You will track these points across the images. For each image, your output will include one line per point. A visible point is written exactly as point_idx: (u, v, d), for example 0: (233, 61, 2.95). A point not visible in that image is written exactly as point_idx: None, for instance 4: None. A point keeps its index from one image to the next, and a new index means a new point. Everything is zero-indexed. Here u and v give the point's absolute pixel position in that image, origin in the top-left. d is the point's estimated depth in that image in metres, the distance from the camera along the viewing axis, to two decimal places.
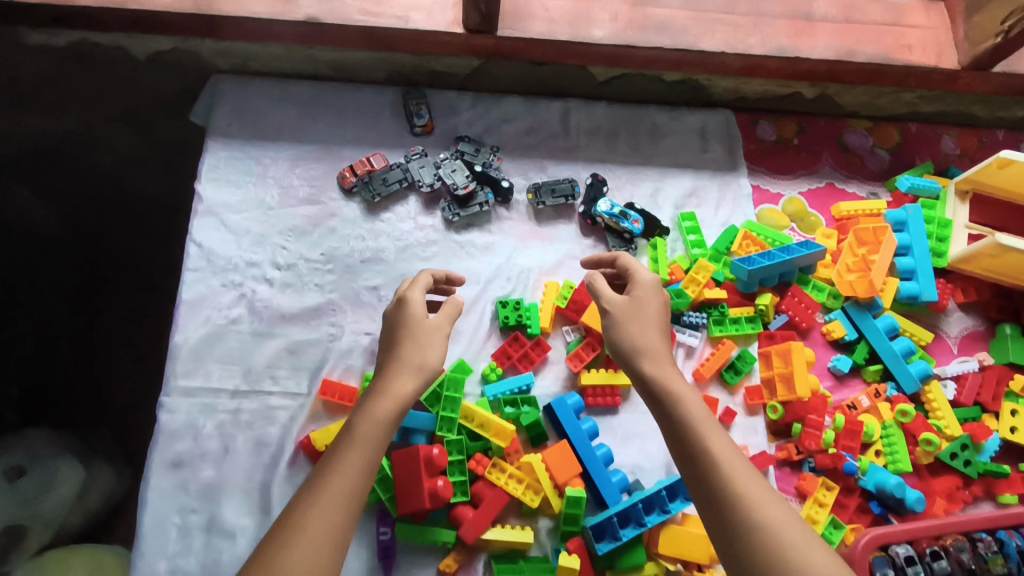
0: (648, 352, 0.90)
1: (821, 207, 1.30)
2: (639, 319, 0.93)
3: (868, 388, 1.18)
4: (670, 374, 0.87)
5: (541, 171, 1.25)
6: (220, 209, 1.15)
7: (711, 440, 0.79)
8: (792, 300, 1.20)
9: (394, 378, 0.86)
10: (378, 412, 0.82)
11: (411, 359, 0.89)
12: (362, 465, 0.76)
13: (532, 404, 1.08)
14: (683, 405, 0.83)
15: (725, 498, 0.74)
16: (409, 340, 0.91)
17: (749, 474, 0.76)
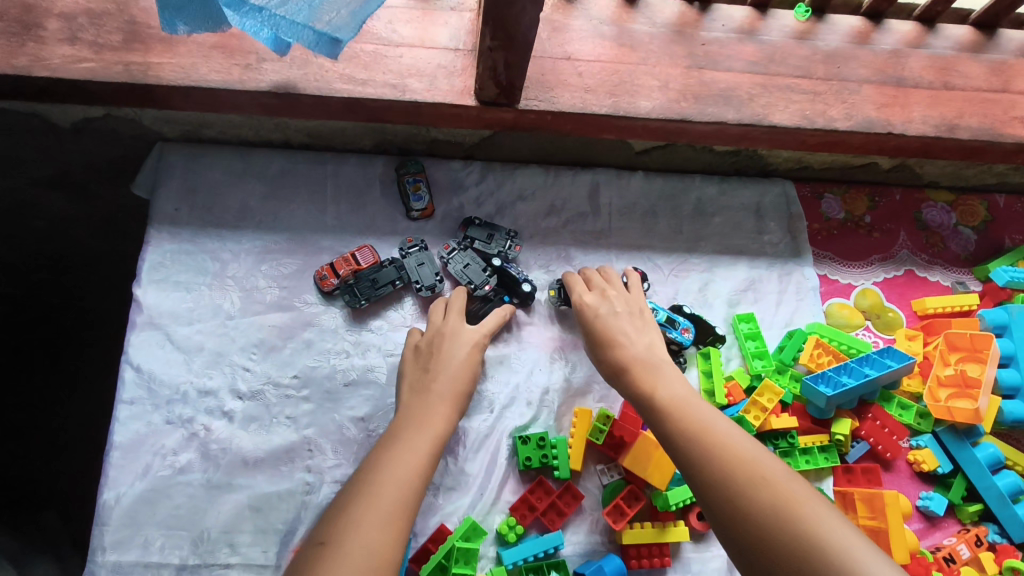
0: (638, 356, 0.83)
1: (899, 299, 1.09)
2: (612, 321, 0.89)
3: (964, 531, 0.96)
4: (661, 374, 0.79)
5: (566, 262, 1.02)
6: (164, 320, 0.91)
7: (706, 427, 0.69)
8: (873, 425, 0.98)
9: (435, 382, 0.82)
10: (423, 424, 0.76)
11: (451, 374, 0.83)
12: (411, 479, 0.68)
13: (561, 570, 0.85)
14: (675, 403, 0.74)
15: (727, 485, 0.62)
16: (448, 361, 0.85)
17: (754, 451, 0.65)
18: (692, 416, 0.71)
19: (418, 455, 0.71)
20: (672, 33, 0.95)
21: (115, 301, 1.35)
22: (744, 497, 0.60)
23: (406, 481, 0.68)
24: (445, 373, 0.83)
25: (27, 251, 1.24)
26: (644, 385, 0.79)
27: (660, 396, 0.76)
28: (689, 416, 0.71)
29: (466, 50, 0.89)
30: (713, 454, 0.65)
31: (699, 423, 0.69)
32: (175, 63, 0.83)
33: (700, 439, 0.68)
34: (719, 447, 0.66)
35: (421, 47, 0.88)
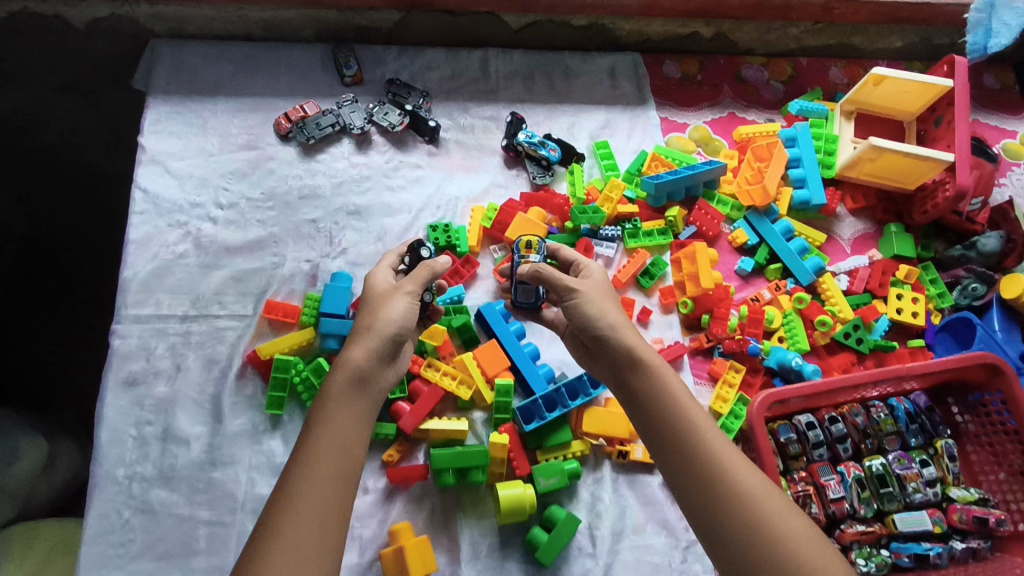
0: (622, 332, 0.93)
1: (724, 132, 1.42)
2: (595, 301, 0.96)
3: (770, 284, 1.29)
4: (660, 366, 0.91)
5: (464, 112, 1.37)
6: (163, 157, 1.25)
7: (702, 428, 0.85)
8: (699, 213, 1.31)
9: (353, 346, 0.91)
10: (339, 385, 0.88)
11: (379, 323, 0.94)
12: (344, 429, 0.84)
13: (463, 312, 1.18)
14: (674, 399, 0.88)
15: (723, 485, 0.80)
16: (379, 320, 0.94)
17: (741, 461, 0.83)
18: (692, 418, 0.86)
19: (345, 407, 0.86)
20: None
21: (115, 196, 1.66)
22: (739, 500, 0.79)
23: (336, 432, 0.83)
24: (369, 320, 0.94)
25: (51, 150, 1.55)
26: (645, 371, 0.90)
27: (658, 392, 0.89)
28: (688, 418, 0.86)
29: None
30: (715, 463, 0.82)
31: (700, 427, 0.85)
32: None
33: (700, 440, 0.84)
34: (717, 454, 0.83)
35: None
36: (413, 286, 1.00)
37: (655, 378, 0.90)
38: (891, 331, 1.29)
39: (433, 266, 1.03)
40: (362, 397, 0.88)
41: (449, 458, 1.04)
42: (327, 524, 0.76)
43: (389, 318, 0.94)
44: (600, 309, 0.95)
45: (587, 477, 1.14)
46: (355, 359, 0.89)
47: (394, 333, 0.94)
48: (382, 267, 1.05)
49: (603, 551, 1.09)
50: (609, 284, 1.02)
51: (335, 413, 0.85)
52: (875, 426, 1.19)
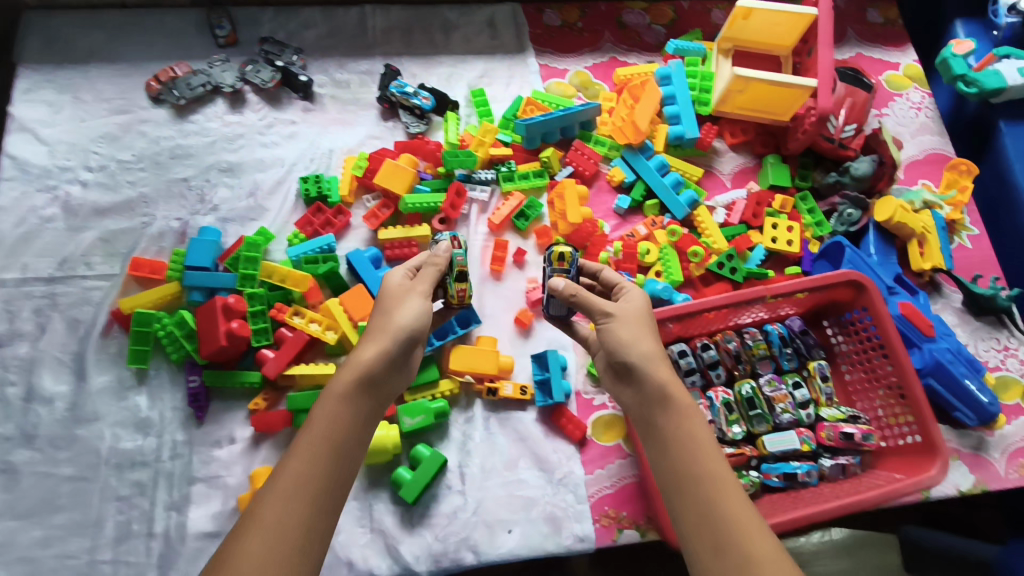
0: (652, 362, 0.84)
1: (605, 76, 1.43)
2: (635, 326, 0.88)
3: (648, 220, 1.29)
4: (687, 408, 0.83)
5: (340, 67, 1.37)
6: (32, 125, 1.25)
7: (716, 480, 0.76)
8: (575, 153, 1.32)
9: (363, 343, 0.85)
10: (342, 383, 0.81)
11: (392, 324, 0.86)
12: (334, 443, 0.77)
13: (332, 260, 1.18)
14: (693, 441, 0.80)
15: (722, 544, 0.72)
16: (391, 323, 0.86)
17: (755, 521, 0.73)
18: (708, 467, 0.78)
19: (334, 420, 0.78)
20: None
21: None
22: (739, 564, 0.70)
23: (322, 447, 0.76)
24: (377, 324, 0.87)
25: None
26: (676, 406, 0.82)
27: (683, 436, 0.80)
28: (702, 470, 0.77)
29: None
30: (733, 515, 0.73)
31: (716, 478, 0.76)
32: None
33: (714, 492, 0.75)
34: (728, 513, 0.74)
35: None
36: (427, 287, 0.93)
37: (678, 416, 0.82)
38: (767, 261, 1.29)
39: (439, 262, 0.97)
40: (360, 409, 0.80)
41: (306, 401, 1.04)
42: (291, 552, 0.68)
43: (401, 322, 0.86)
44: (633, 338, 0.86)
45: (458, 416, 1.14)
46: (360, 366, 0.82)
47: (403, 344, 0.86)
48: (403, 264, 0.97)
49: (472, 489, 1.10)
50: (650, 309, 0.92)
51: (325, 426, 0.78)
52: (747, 352, 1.20)
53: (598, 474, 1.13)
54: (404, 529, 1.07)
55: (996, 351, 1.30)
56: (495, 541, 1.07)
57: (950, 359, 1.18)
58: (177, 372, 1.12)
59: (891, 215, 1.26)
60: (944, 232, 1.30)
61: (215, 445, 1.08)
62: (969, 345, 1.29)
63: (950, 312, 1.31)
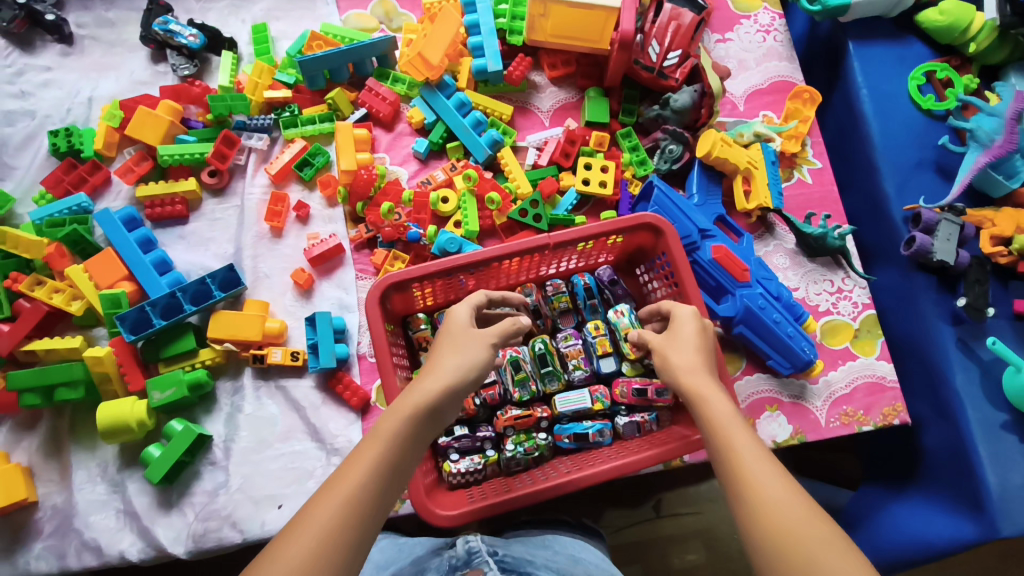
0: (687, 373, 0.73)
1: (413, 6, 1.28)
2: (674, 340, 0.78)
3: (451, 165, 1.17)
4: (706, 393, 0.71)
5: (103, 4, 1.21)
6: None
7: (754, 479, 0.61)
8: (367, 93, 1.18)
9: (424, 377, 0.70)
10: (403, 412, 0.66)
11: (456, 358, 0.72)
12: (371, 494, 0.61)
13: (81, 223, 1.06)
14: (724, 439, 0.66)
15: (778, 539, 0.57)
16: (460, 357, 0.72)
17: (801, 504, 0.59)
18: (741, 461, 0.63)
19: (381, 460, 0.63)
20: None
21: None
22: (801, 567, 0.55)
23: (343, 507, 0.59)
24: (445, 358, 0.72)
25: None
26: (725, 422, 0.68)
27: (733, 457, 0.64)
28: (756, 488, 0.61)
29: None
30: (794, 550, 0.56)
31: (748, 476, 0.62)
32: None
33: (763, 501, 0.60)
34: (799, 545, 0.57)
35: None
36: (498, 337, 0.76)
37: (696, 410, 0.70)
38: (582, 206, 1.19)
39: (518, 323, 0.79)
40: (416, 440, 0.66)
41: (28, 378, 0.95)
42: None
43: (463, 361, 0.72)
44: (666, 359, 0.76)
45: (226, 387, 1.05)
46: (420, 396, 0.68)
47: (470, 379, 0.71)
48: (470, 302, 0.83)
49: (235, 466, 1.01)
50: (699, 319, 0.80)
51: (362, 473, 0.61)
52: (548, 306, 1.10)
53: None
54: (160, 510, 0.98)
55: (828, 293, 1.18)
56: (261, 517, 0.98)
57: (762, 305, 1.08)
58: None
59: (710, 148, 1.14)
60: (774, 168, 1.19)
61: None
62: (798, 289, 1.19)
63: (782, 255, 1.20)
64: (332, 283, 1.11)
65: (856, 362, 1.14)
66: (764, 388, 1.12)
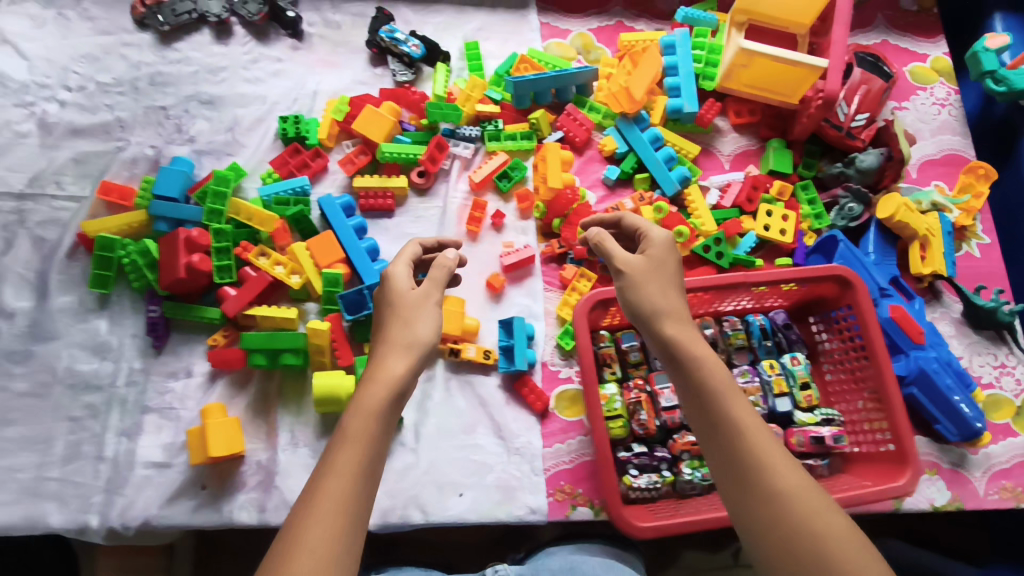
0: (666, 311, 0.80)
1: (609, 41, 1.36)
2: (657, 277, 0.83)
3: (636, 195, 1.25)
4: (687, 337, 0.78)
5: (332, 7, 1.31)
6: (14, 38, 1.22)
7: (725, 405, 0.72)
8: (566, 118, 1.27)
9: (382, 360, 0.77)
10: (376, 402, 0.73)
11: (416, 338, 0.80)
12: (367, 467, 0.69)
13: (303, 203, 1.15)
14: (701, 369, 0.75)
15: (746, 461, 0.68)
16: (426, 334, 0.81)
17: (766, 435, 0.71)
18: (713, 388, 0.74)
19: (366, 445, 0.69)
20: None
21: None
22: (761, 479, 0.67)
23: (347, 479, 0.67)
24: (393, 333, 0.80)
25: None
26: (698, 359, 0.76)
27: (705, 384, 0.74)
28: (724, 414, 0.72)
29: None
30: (755, 461, 0.68)
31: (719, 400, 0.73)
32: None
33: (726, 423, 0.71)
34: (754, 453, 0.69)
35: None
36: (441, 294, 0.85)
37: (674, 348, 0.78)
38: (758, 249, 1.24)
39: (450, 264, 0.87)
40: (385, 407, 0.73)
41: (260, 340, 1.03)
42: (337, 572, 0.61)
43: (422, 337, 0.80)
44: (647, 296, 0.81)
45: (419, 374, 1.12)
46: (388, 397, 0.74)
47: (433, 360, 0.78)
48: (406, 257, 0.90)
49: (425, 449, 1.08)
50: (675, 251, 0.86)
51: (355, 456, 0.69)
52: (724, 341, 1.16)
53: (557, 446, 1.10)
54: None
55: (991, 366, 1.20)
56: (445, 502, 1.05)
57: (937, 369, 1.11)
58: (141, 303, 1.10)
59: (893, 212, 1.18)
60: (950, 237, 1.23)
61: (172, 376, 1.08)
62: (962, 358, 1.21)
63: (948, 322, 1.23)
64: (521, 290, 1.18)
65: (1017, 439, 1.16)
66: (926, 451, 1.14)
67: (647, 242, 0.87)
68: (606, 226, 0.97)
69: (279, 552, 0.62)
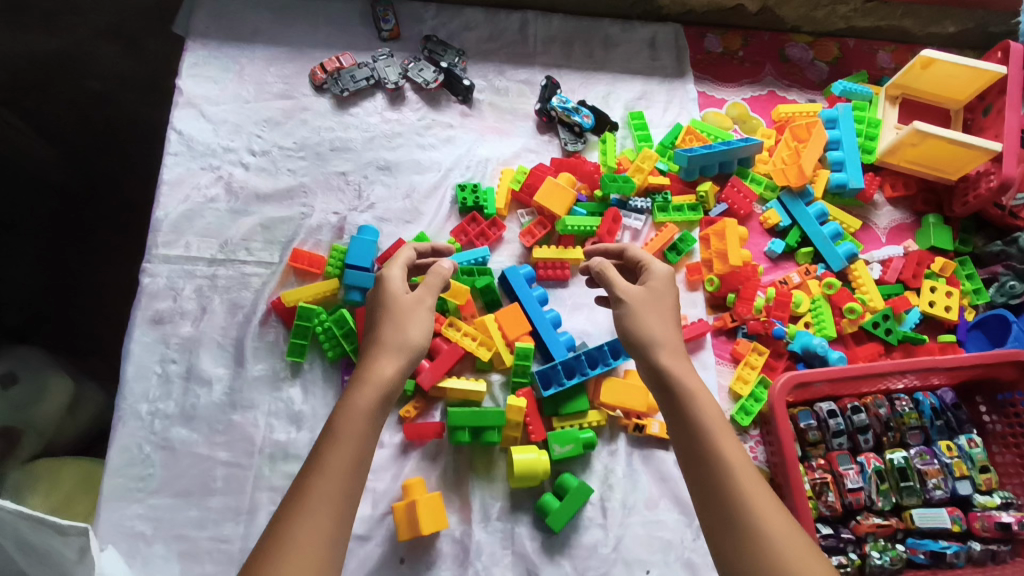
0: (659, 340, 0.93)
1: (763, 111, 1.40)
2: (651, 305, 0.97)
3: (800, 268, 1.27)
4: (676, 363, 0.91)
5: (499, 74, 1.34)
6: (199, 102, 1.24)
7: (705, 430, 0.85)
8: (731, 190, 1.29)
9: (375, 365, 0.91)
10: (363, 405, 0.86)
11: (403, 342, 0.93)
12: (350, 460, 0.82)
13: (486, 273, 1.16)
14: (685, 397, 0.88)
15: (722, 486, 0.80)
16: (388, 339, 0.94)
17: (745, 467, 0.82)
18: (695, 414, 0.86)
19: (355, 444, 0.83)
20: None
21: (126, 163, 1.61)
22: (729, 501, 0.79)
23: (340, 466, 0.81)
24: (387, 340, 0.94)
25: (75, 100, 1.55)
26: (687, 388, 0.89)
27: (686, 409, 0.87)
28: (708, 442, 0.84)
29: None
30: (730, 486, 0.80)
31: (701, 426, 0.85)
32: None
33: (707, 450, 0.83)
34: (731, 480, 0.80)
35: None
36: (433, 300, 0.99)
37: (666, 375, 0.91)
38: (921, 325, 1.26)
39: (444, 273, 1.03)
40: (374, 411, 0.87)
41: (465, 417, 1.04)
42: (323, 557, 0.74)
43: (412, 342, 0.93)
44: (640, 324, 0.95)
45: (601, 448, 1.13)
46: (364, 401, 0.87)
47: (392, 369, 0.91)
48: (401, 261, 1.01)
49: (614, 524, 1.08)
50: (671, 280, 1.00)
51: (343, 457, 0.82)
52: (897, 420, 1.16)
53: None
54: (546, 556, 1.06)
55: None
56: None
57: None
58: (332, 370, 1.12)
59: None
60: None
61: None
62: None
63: None
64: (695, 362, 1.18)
65: None
66: None
67: (648, 274, 1.01)
68: (609, 255, 1.09)
69: (276, 537, 0.75)
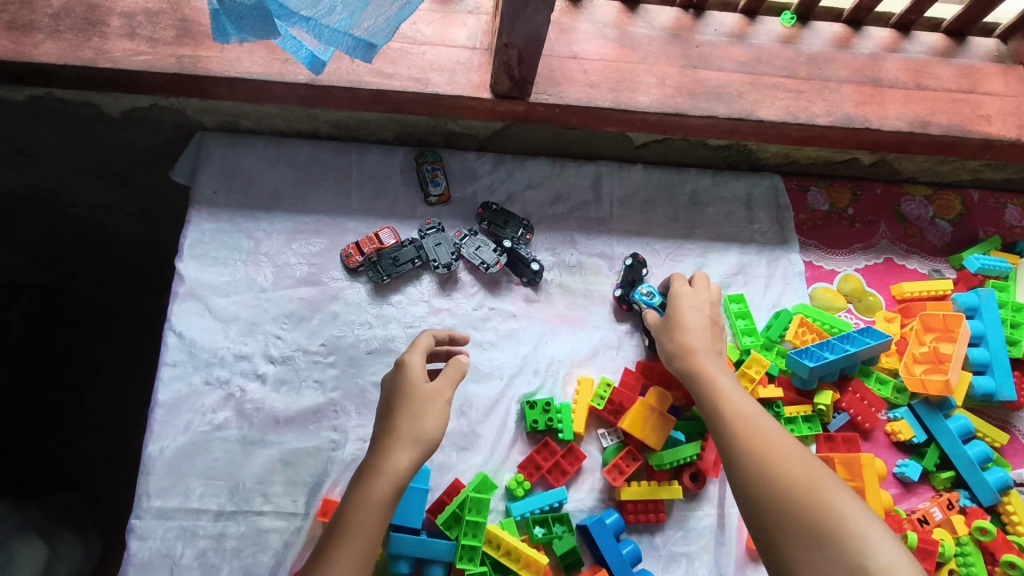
0: (684, 351, 0.87)
1: (879, 285, 1.17)
2: (674, 327, 0.91)
3: (937, 497, 1.04)
4: (703, 365, 0.84)
5: (570, 246, 1.11)
6: (204, 292, 0.99)
7: (736, 411, 0.75)
8: (853, 397, 1.07)
9: (387, 454, 0.73)
10: (375, 496, 0.69)
11: (421, 431, 0.75)
12: (365, 551, 0.66)
13: (565, 523, 0.93)
14: (713, 389, 0.80)
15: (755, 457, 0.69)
16: (402, 414, 0.76)
17: (782, 438, 0.70)
18: (726, 400, 0.77)
19: (366, 542, 0.66)
20: (669, 37, 1.05)
21: (137, 294, 1.40)
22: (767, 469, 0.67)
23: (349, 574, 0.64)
24: (401, 428, 0.75)
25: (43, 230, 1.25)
26: (710, 386, 0.81)
27: (714, 399, 0.78)
28: (734, 416, 0.74)
29: (482, 49, 0.99)
30: (764, 456, 0.68)
31: (730, 409, 0.76)
32: (223, 57, 0.92)
33: (735, 422, 0.73)
34: (771, 453, 0.68)
35: (442, 46, 0.98)
36: (453, 391, 0.80)
37: (695, 381, 0.83)
38: None
39: (462, 366, 0.82)
40: (382, 498, 0.69)
41: None
42: None
43: (430, 435, 0.75)
44: (671, 340, 0.90)
45: None
46: (372, 487, 0.70)
47: (405, 460, 0.72)
48: (421, 348, 0.83)
49: None
50: (701, 297, 0.94)
51: (351, 554, 0.65)
52: None
53: None
54: None
55: None
56: None
57: None
58: None
59: None
60: None
61: None
62: None
63: None
64: None
65: None
66: None
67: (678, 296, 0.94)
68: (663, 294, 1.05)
69: None
